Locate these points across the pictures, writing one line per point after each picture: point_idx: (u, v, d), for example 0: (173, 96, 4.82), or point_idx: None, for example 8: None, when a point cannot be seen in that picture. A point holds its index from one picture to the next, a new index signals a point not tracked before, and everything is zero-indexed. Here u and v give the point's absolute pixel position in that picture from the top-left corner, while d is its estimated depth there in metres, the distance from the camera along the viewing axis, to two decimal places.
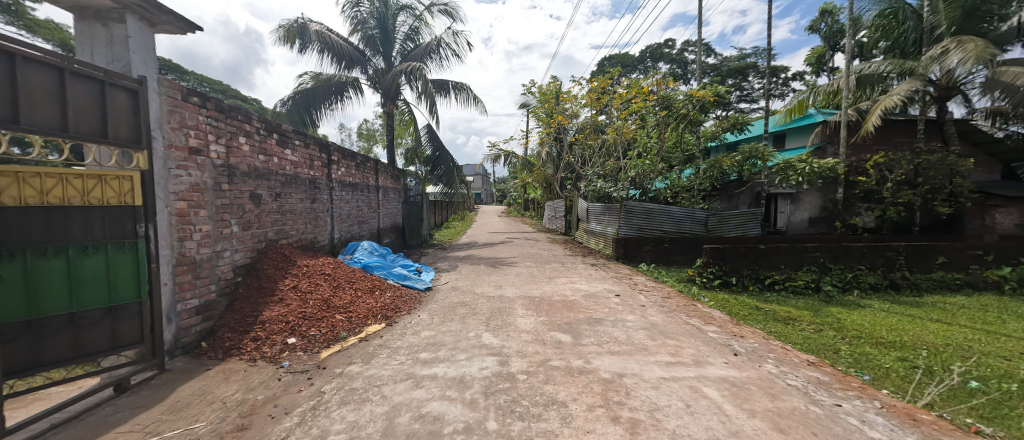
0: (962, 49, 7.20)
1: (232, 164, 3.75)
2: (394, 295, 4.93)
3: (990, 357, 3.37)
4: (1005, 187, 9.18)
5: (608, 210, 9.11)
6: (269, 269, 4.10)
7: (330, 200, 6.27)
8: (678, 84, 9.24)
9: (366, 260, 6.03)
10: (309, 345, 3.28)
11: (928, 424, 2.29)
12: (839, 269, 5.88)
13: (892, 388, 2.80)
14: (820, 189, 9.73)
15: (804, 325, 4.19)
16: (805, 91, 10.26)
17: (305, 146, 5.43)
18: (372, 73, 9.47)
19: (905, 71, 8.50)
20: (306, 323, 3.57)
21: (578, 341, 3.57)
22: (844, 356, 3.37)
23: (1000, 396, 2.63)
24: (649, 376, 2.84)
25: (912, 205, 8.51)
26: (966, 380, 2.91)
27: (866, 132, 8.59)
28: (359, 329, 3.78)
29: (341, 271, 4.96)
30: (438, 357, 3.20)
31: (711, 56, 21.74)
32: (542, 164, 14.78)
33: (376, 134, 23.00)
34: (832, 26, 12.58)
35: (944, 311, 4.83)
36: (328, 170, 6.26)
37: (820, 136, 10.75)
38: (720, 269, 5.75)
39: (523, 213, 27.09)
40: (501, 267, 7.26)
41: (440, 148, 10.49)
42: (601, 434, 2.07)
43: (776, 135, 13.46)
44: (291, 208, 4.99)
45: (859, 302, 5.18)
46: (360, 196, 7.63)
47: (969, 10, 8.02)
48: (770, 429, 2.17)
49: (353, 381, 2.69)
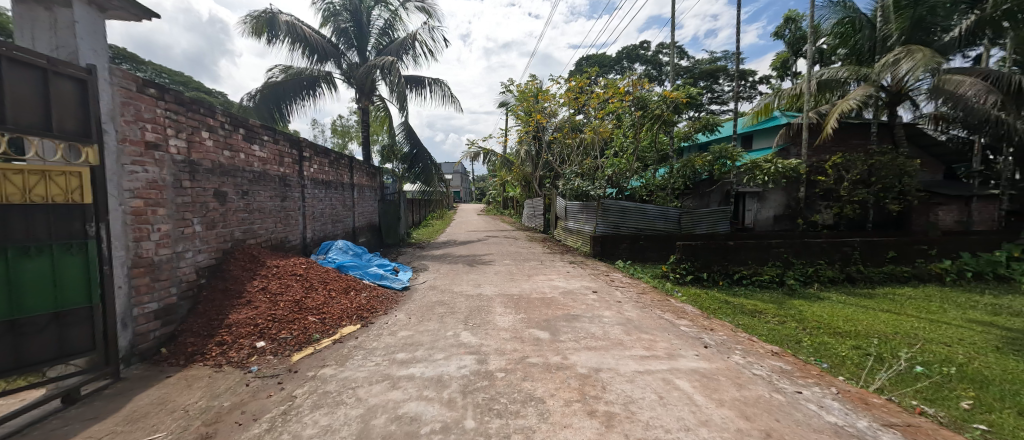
0: (912, 58, 7.71)
1: (194, 160, 3.57)
2: (370, 295, 4.81)
3: (933, 344, 3.65)
4: (947, 186, 10.08)
5: (585, 209, 9.25)
6: (236, 270, 3.93)
7: (301, 199, 6.05)
8: (653, 86, 9.50)
9: (340, 259, 5.85)
10: (279, 349, 3.16)
11: (878, 407, 2.47)
12: (801, 264, 6.20)
13: (847, 375, 2.99)
14: (785, 188, 10.18)
15: (767, 316, 4.43)
16: (771, 94, 10.68)
17: (275, 142, 5.25)
18: (346, 68, 9.21)
19: (860, 77, 9.04)
20: (276, 325, 3.44)
21: (556, 338, 3.60)
22: (805, 346, 3.56)
23: (940, 379, 2.90)
24: (625, 370, 2.92)
25: (866, 203, 9.12)
26: (912, 365, 3.16)
27: (826, 134, 9.06)
28: (333, 330, 3.67)
29: (314, 271, 4.83)
30: (415, 357, 3.16)
31: (684, 59, 22.39)
32: (521, 163, 14.82)
33: (351, 131, 22.53)
34: (795, 33, 13.31)
35: (893, 302, 5.19)
36: (299, 167, 6.03)
37: (784, 137, 11.21)
38: (692, 265, 5.97)
39: (502, 212, 27.11)
40: (479, 265, 7.24)
41: (418, 146, 10.35)
42: (578, 429, 2.10)
43: (743, 136, 14.04)
44: (259, 207, 4.79)
45: (819, 295, 5.50)
46: (334, 194, 7.40)
47: (917, 21, 8.56)
48: (736, 418, 2.26)
49: (326, 384, 2.62)
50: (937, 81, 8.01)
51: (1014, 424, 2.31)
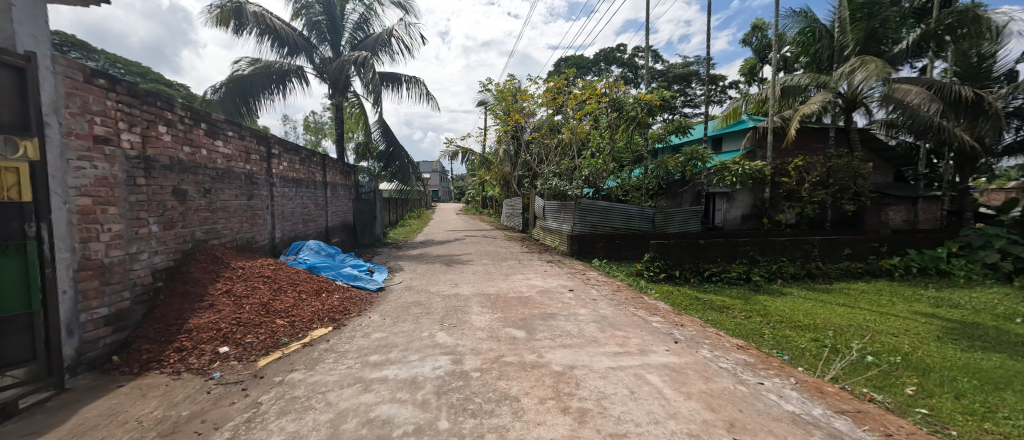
0: (865, 68, 8.21)
1: (150, 156, 3.38)
2: (342, 297, 4.69)
3: (882, 335, 3.92)
4: (894, 187, 10.96)
5: (563, 208, 9.35)
6: (197, 272, 3.74)
7: (270, 197, 5.82)
8: (629, 88, 9.70)
9: (312, 260, 5.68)
10: (244, 354, 3.03)
11: (832, 395, 2.62)
12: (766, 261, 6.50)
13: (806, 365, 3.16)
14: (751, 189, 10.60)
15: (733, 312, 4.62)
16: (739, 99, 11.11)
17: (240, 138, 5.03)
18: (318, 63, 8.95)
19: (820, 84, 9.54)
20: (241, 329, 3.30)
21: (532, 336, 3.63)
22: (767, 339, 3.74)
23: (888, 368, 3.11)
24: (598, 367, 2.97)
25: (825, 204, 9.67)
26: (864, 355, 3.38)
27: (789, 138, 9.50)
28: (303, 334, 3.55)
29: (283, 273, 4.67)
30: (389, 359, 3.10)
31: (659, 63, 22.97)
32: (499, 162, 14.81)
33: (324, 128, 21.90)
34: (761, 40, 13.94)
35: (849, 296, 5.53)
36: (268, 164, 5.80)
37: (751, 140, 11.68)
38: (665, 264, 6.15)
39: (481, 211, 27.04)
40: (457, 265, 7.18)
41: (395, 144, 10.16)
42: (551, 426, 2.13)
43: (714, 138, 14.57)
44: (223, 205, 4.58)
45: (782, 290, 5.78)
46: (305, 192, 7.17)
47: (870, 33, 9.13)
48: (702, 410, 2.35)
49: (295, 389, 2.53)
50: (887, 89, 8.57)
51: (950, 408, 2.51)
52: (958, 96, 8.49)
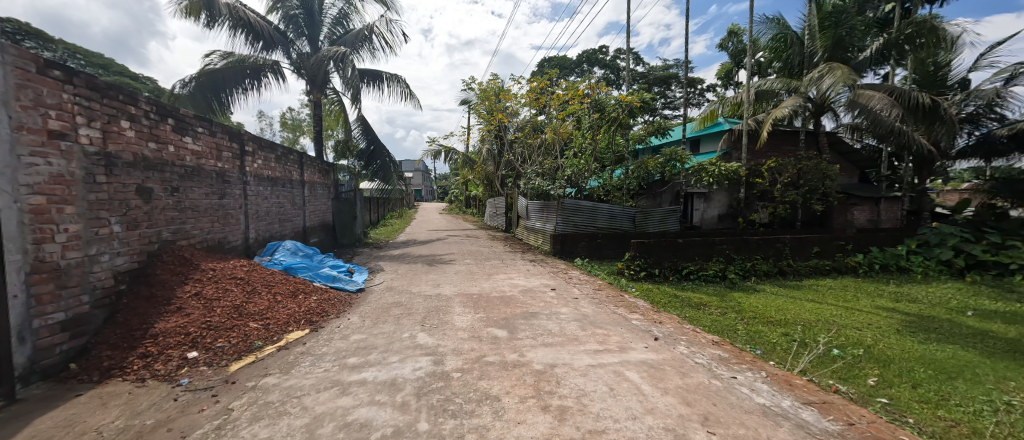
0: (832, 75, 8.60)
1: (111, 152, 3.21)
2: (320, 298, 4.58)
3: (847, 328, 4.11)
4: (860, 187, 11.53)
5: (546, 208, 9.42)
6: (163, 274, 3.58)
7: (243, 196, 5.63)
8: (611, 89, 9.84)
9: (288, 261, 5.53)
10: (215, 358, 2.92)
11: (800, 387, 2.74)
12: (741, 259, 6.71)
13: (777, 359, 3.29)
14: (727, 189, 10.91)
15: (710, 308, 4.76)
16: (716, 102, 11.43)
17: (211, 134, 4.86)
18: (295, 58, 8.71)
19: (791, 89, 9.93)
20: (212, 333, 3.18)
21: (514, 336, 3.64)
22: (741, 335, 3.87)
23: (852, 360, 3.27)
24: (579, 365, 3.00)
25: (796, 204, 10.07)
26: (830, 348, 3.54)
27: (763, 141, 9.84)
28: (278, 336, 3.45)
29: (257, 275, 4.53)
30: (368, 361, 3.05)
31: (640, 65, 23.40)
32: (483, 162, 14.78)
33: (302, 125, 21.33)
34: (737, 45, 14.39)
35: (817, 292, 5.78)
36: (241, 162, 5.61)
37: (727, 142, 12.05)
38: (645, 262, 6.29)
39: (465, 211, 26.93)
40: (439, 265, 7.13)
41: (376, 142, 9.98)
42: (531, 424, 2.14)
43: (692, 140, 14.94)
44: (191, 204, 4.40)
45: (755, 287, 6.00)
46: (282, 191, 6.96)
47: (837, 41, 9.55)
48: (678, 404, 2.41)
49: (268, 394, 2.46)
50: (853, 95, 8.99)
51: (908, 397, 2.66)
52: (916, 102, 9.00)
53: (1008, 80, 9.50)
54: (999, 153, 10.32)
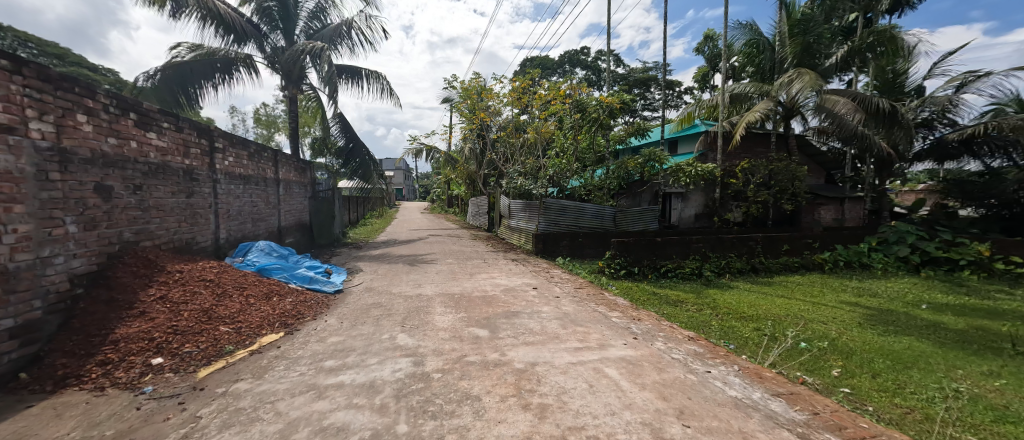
0: (801, 80, 8.98)
1: (66, 148, 3.03)
2: (296, 300, 4.45)
3: (814, 322, 4.32)
4: (826, 188, 12.10)
5: (528, 207, 9.46)
6: (126, 277, 3.40)
7: (213, 194, 5.41)
8: (592, 90, 9.96)
9: (262, 262, 5.34)
10: (182, 365, 2.78)
11: (769, 380, 2.85)
12: (716, 258, 6.93)
13: (749, 353, 3.42)
14: (704, 189, 11.17)
15: (687, 305, 4.90)
16: (693, 104, 11.74)
17: (177, 130, 4.65)
18: (269, 52, 8.42)
19: (763, 93, 10.31)
20: (179, 338, 3.04)
21: (495, 335, 3.64)
22: (716, 330, 4.00)
23: (818, 352, 3.43)
24: (560, 363, 3.04)
25: (767, 204, 10.48)
26: (798, 342, 3.71)
27: (737, 143, 10.19)
28: (250, 340, 3.33)
29: (228, 277, 4.36)
30: (346, 363, 2.98)
31: (621, 67, 23.81)
32: (465, 161, 14.69)
33: (277, 122, 20.65)
34: (713, 50, 14.84)
35: (787, 288, 6.05)
36: (210, 159, 5.38)
37: (703, 143, 12.41)
38: (625, 261, 6.41)
39: (447, 210, 26.69)
40: (421, 265, 7.05)
41: (355, 140, 9.77)
42: (512, 423, 2.15)
43: (671, 141, 15.31)
44: (156, 203, 4.20)
45: (730, 284, 6.21)
46: (255, 189, 6.71)
47: (806, 48, 9.99)
48: (655, 399, 2.47)
49: (239, 400, 2.37)
50: (820, 100, 9.42)
51: (869, 386, 2.82)
52: (877, 107, 9.52)
53: (959, 88, 10.16)
54: (951, 156, 11.01)
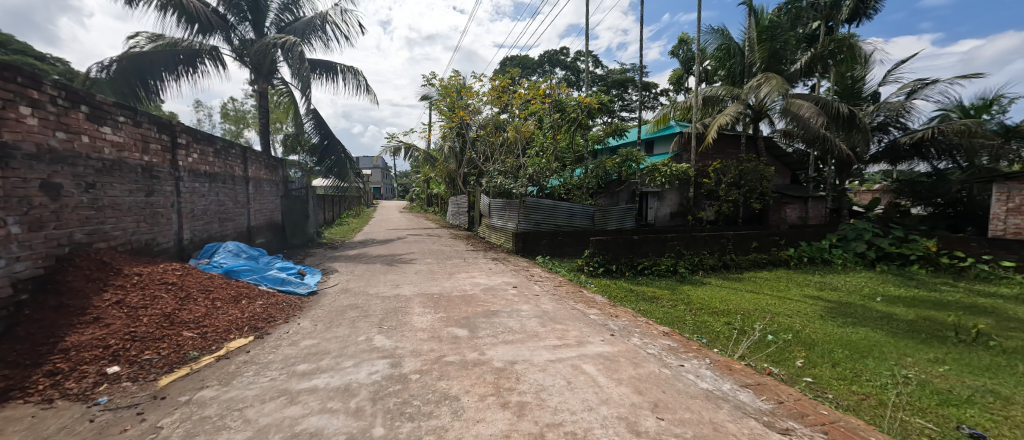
0: (769, 84, 9.41)
1: (6, 142, 2.81)
2: (266, 303, 4.28)
3: (780, 316, 4.54)
4: (793, 188, 12.71)
5: (508, 206, 9.49)
6: (77, 281, 3.20)
7: (176, 193, 5.13)
8: (571, 90, 10.08)
9: (230, 264, 5.11)
10: (141, 373, 2.61)
11: (738, 371, 2.98)
12: (690, 255, 7.17)
13: (719, 347, 3.56)
14: (679, 188, 11.42)
15: (662, 301, 5.04)
16: (668, 106, 12.07)
17: (136, 124, 4.39)
18: (237, 44, 8.07)
19: (734, 96, 10.71)
20: (137, 345, 2.86)
21: (475, 334, 3.63)
22: (689, 325, 4.14)
23: (783, 344, 3.61)
24: (538, 360, 3.06)
25: (738, 202, 10.90)
26: (765, 334, 3.89)
27: (709, 144, 10.53)
28: (217, 346, 3.18)
29: (193, 279, 4.16)
30: (320, 367, 2.90)
31: (599, 68, 24.19)
32: (445, 159, 14.57)
33: (247, 117, 19.82)
34: (687, 53, 15.31)
35: (756, 283, 6.34)
36: (173, 156, 5.11)
37: (678, 144, 12.78)
38: (603, 259, 6.53)
39: (427, 209, 26.41)
40: (399, 265, 6.95)
41: (330, 137, 9.50)
42: (490, 422, 2.15)
43: (647, 141, 15.67)
44: (111, 202, 3.95)
45: (702, 280, 6.44)
46: (221, 188, 6.41)
47: (773, 54, 10.46)
48: (631, 393, 2.53)
49: (205, 408, 2.26)
50: (786, 103, 9.88)
51: (829, 375, 2.99)
52: (837, 112, 10.09)
53: (910, 94, 10.89)
54: (902, 158, 11.78)
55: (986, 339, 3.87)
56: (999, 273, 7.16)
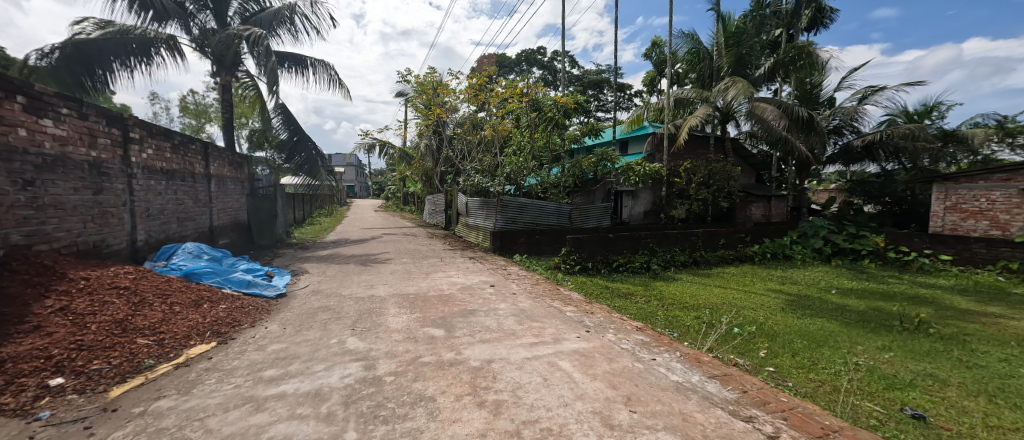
0: (736, 88, 9.83)
1: None
2: (230, 306, 4.08)
3: (745, 309, 4.78)
4: (758, 188, 13.33)
5: (485, 205, 9.48)
6: (14, 287, 2.95)
7: (129, 191, 4.81)
8: (548, 90, 10.15)
9: (190, 266, 4.83)
10: (89, 384, 2.41)
11: (706, 363, 3.11)
12: (662, 252, 7.40)
13: (689, 340, 3.70)
14: (652, 187, 11.72)
15: (636, 297, 5.19)
16: (642, 107, 12.39)
17: (81, 116, 4.08)
18: (197, 34, 7.61)
19: (703, 98, 11.10)
20: (85, 355, 2.65)
21: (451, 334, 3.60)
22: (661, 320, 4.28)
23: (748, 336, 3.80)
24: (515, 358, 3.08)
25: (707, 201, 11.33)
26: (731, 327, 4.07)
27: (680, 144, 10.87)
28: (176, 353, 3.00)
29: (148, 284, 3.91)
30: (289, 372, 2.80)
31: (576, 68, 24.50)
32: (421, 157, 14.36)
33: (208, 111, 18.77)
34: (659, 56, 15.77)
35: (724, 278, 6.63)
36: (125, 151, 4.78)
37: (651, 145, 13.15)
38: (580, 257, 6.64)
39: (403, 208, 25.95)
40: (373, 265, 6.80)
41: (300, 133, 9.17)
42: (466, 421, 2.14)
43: (621, 141, 16.03)
44: (52, 200, 3.66)
45: (674, 276, 6.68)
46: (180, 186, 6.04)
47: (739, 59, 10.93)
48: (605, 388, 2.59)
49: (161, 420, 2.13)
50: (751, 107, 10.35)
51: (789, 364, 3.16)
52: (797, 115, 10.68)
53: (862, 100, 11.66)
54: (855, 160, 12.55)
55: (926, 326, 4.22)
56: (938, 265, 7.81)
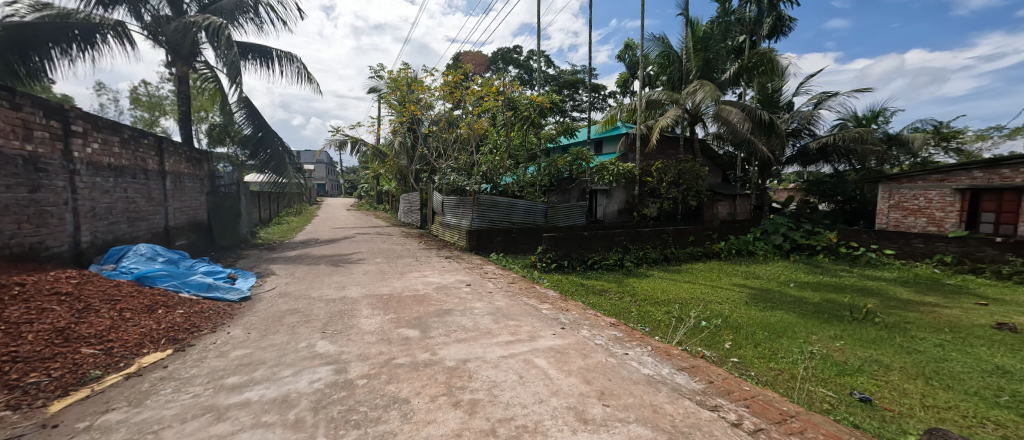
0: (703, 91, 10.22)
1: None
2: (188, 311, 3.85)
3: (712, 303, 5.00)
4: (725, 187, 13.92)
5: (462, 203, 9.41)
6: None
7: (72, 188, 4.44)
8: (524, 89, 10.19)
9: (143, 270, 4.51)
10: (25, 399, 2.20)
11: (675, 356, 3.24)
12: (635, 249, 7.61)
13: (660, 334, 3.83)
14: (625, 186, 12.11)
15: (609, 294, 5.32)
16: (615, 107, 12.66)
17: (12, 106, 3.72)
18: (148, 21, 7.10)
19: (674, 101, 11.46)
20: (19, 368, 2.42)
21: (426, 335, 3.56)
22: (633, 315, 4.41)
23: (715, 329, 3.98)
24: (491, 357, 3.08)
25: (677, 200, 11.74)
26: (699, 321, 4.25)
27: (652, 145, 11.19)
28: (127, 362, 2.80)
29: (94, 289, 3.64)
30: (253, 378, 2.67)
31: (552, 68, 24.71)
32: (395, 155, 14.06)
33: (163, 103, 17.56)
34: (632, 58, 16.17)
35: (693, 274, 6.90)
36: (66, 145, 4.40)
37: (624, 145, 13.48)
38: (555, 255, 6.73)
39: (376, 207, 25.32)
40: (345, 265, 6.60)
41: (265, 128, 8.75)
42: (441, 422, 2.13)
43: (596, 141, 16.39)
44: None
45: (646, 272, 6.89)
46: (131, 183, 5.63)
47: (707, 63, 11.36)
48: (579, 383, 2.64)
49: (110, 434, 1.98)
50: (718, 109, 10.80)
51: (752, 354, 3.34)
52: (760, 118, 11.23)
53: (817, 105, 12.45)
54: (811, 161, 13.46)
55: (872, 315, 4.57)
56: (883, 259, 8.47)
